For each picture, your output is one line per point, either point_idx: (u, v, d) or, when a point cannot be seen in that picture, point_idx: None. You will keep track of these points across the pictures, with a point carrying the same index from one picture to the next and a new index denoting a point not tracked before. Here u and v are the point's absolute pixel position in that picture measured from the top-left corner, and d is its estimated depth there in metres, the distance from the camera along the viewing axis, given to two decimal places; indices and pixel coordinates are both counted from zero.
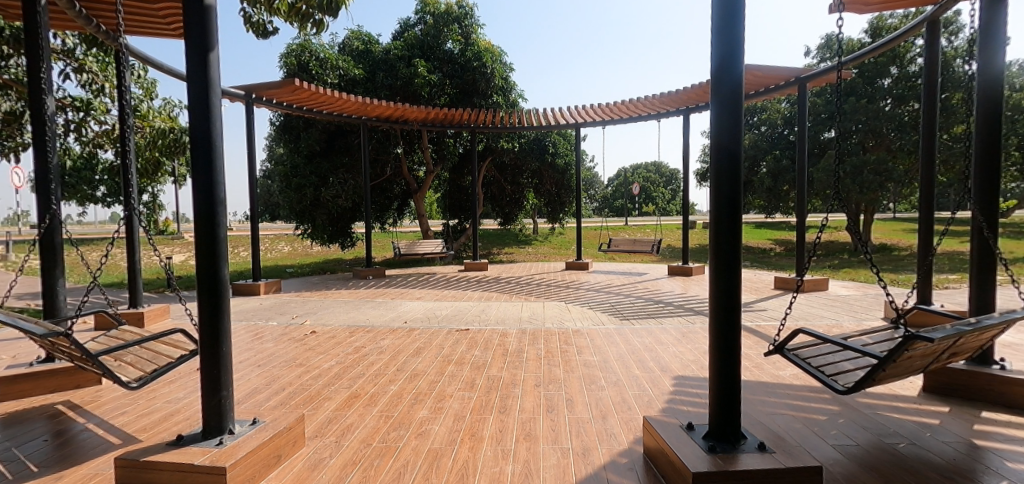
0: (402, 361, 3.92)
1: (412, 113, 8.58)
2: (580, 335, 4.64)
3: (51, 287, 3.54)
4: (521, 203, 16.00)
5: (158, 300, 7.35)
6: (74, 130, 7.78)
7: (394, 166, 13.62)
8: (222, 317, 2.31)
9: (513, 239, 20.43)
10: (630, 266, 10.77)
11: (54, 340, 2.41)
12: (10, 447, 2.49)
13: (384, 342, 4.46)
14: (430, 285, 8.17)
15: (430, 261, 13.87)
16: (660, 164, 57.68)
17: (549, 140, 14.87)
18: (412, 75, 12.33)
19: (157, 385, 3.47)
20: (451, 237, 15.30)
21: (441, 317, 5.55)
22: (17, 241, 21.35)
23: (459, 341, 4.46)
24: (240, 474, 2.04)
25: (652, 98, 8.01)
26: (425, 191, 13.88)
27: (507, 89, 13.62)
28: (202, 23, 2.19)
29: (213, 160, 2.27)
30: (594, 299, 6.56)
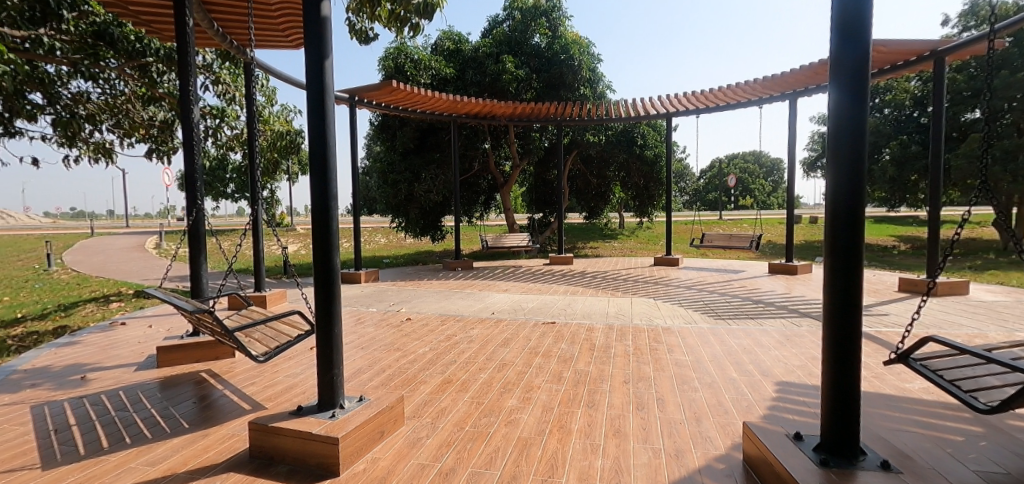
0: (492, 350, 4.01)
1: (500, 108, 8.70)
2: (670, 333, 4.46)
3: (197, 272, 3.94)
4: (606, 196, 15.73)
5: (279, 285, 8.24)
6: (212, 135, 8.80)
7: (482, 161, 13.93)
8: (333, 301, 2.67)
9: (599, 233, 20.16)
10: (725, 262, 10.13)
11: (200, 316, 2.83)
12: (166, 407, 2.96)
13: (474, 332, 4.59)
14: (516, 277, 8.33)
15: (516, 254, 14.15)
16: (758, 154, 53.25)
17: (638, 131, 14.31)
18: (501, 71, 12.44)
19: (278, 361, 3.85)
20: (536, 231, 15.32)
21: (527, 309, 5.61)
22: (170, 230, 25.17)
23: (546, 334, 4.49)
24: (349, 445, 2.35)
25: (753, 83, 7.41)
26: (511, 185, 14.11)
27: (595, 81, 13.45)
28: (319, 42, 2.58)
29: (327, 159, 2.61)
30: (684, 296, 6.28)
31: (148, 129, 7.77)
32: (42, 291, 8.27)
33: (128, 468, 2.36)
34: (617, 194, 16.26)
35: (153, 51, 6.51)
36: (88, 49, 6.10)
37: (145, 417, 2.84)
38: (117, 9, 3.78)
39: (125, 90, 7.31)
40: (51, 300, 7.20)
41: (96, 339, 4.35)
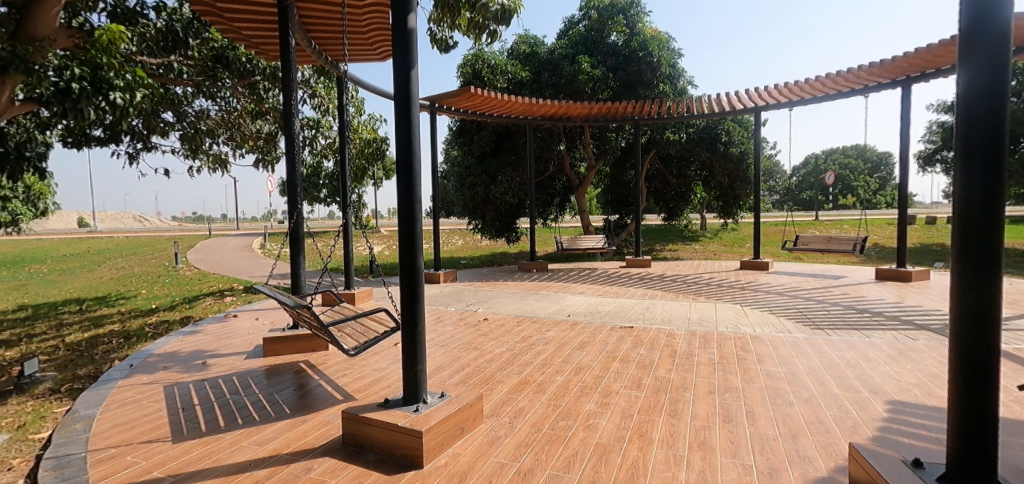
0: (568, 353, 3.99)
1: (575, 109, 8.62)
2: (759, 342, 4.17)
3: (296, 271, 4.25)
4: (687, 196, 15.05)
5: (368, 284, 8.81)
6: (309, 144, 9.51)
7: (557, 163, 13.91)
8: (417, 301, 2.79)
9: (678, 236, 19.40)
10: (823, 267, 9.30)
11: (300, 311, 3.07)
12: (272, 392, 3.26)
13: (550, 334, 4.60)
14: (592, 280, 8.22)
15: (592, 257, 14.00)
16: (862, 148, 48.20)
17: (722, 128, 13.48)
18: (577, 71, 12.34)
19: (367, 355, 4.09)
20: (612, 232, 15.05)
21: (603, 312, 5.52)
22: (274, 232, 27.89)
23: (624, 338, 4.38)
24: (431, 439, 2.44)
25: (857, 71, 6.77)
26: (587, 186, 13.96)
27: (675, 77, 12.93)
28: (405, 54, 2.72)
29: (412, 165, 2.74)
30: (776, 303, 5.84)
31: (256, 140, 8.50)
32: (173, 285, 9.51)
33: (241, 447, 2.63)
34: (699, 194, 15.52)
35: (260, 70, 7.10)
36: (209, 71, 6.79)
37: (253, 401, 3.15)
38: (232, 34, 4.16)
39: (238, 107, 7.93)
40: (180, 293, 8.25)
41: (215, 329, 4.89)
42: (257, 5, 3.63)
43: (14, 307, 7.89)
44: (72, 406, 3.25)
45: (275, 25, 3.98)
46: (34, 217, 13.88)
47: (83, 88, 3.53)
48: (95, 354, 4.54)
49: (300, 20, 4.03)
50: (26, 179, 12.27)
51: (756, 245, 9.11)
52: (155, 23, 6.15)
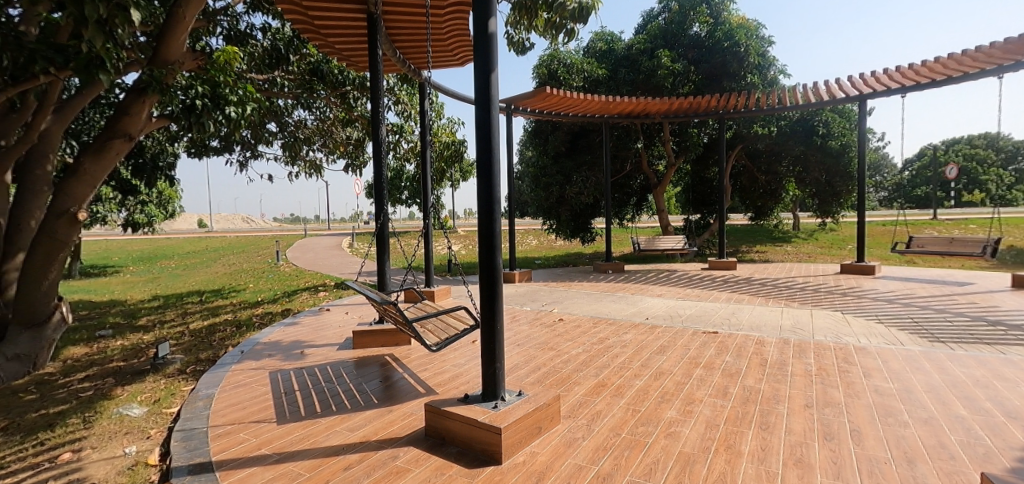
0: (647, 357, 3.88)
1: (653, 105, 8.32)
2: (864, 354, 3.79)
3: (382, 269, 4.50)
4: (778, 194, 13.97)
5: (447, 282, 9.17)
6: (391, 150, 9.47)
7: (634, 161, 13.49)
8: (496, 300, 2.84)
9: (767, 236, 18.14)
10: (944, 272, 8.22)
11: (386, 307, 3.26)
12: (361, 382, 3.49)
13: (628, 336, 4.50)
14: (670, 282, 7.92)
15: (670, 257, 13.50)
16: (992, 137, 41.95)
17: (819, 119, 12.42)
18: (656, 66, 11.91)
19: (446, 351, 4.25)
20: (693, 233, 14.37)
21: (682, 316, 5.30)
22: (362, 232, 29.84)
23: (707, 343, 4.19)
24: (510, 436, 2.47)
25: (990, 49, 5.91)
26: (666, 185, 13.47)
27: (765, 66, 12.09)
28: (487, 56, 2.78)
29: (492, 166, 2.79)
30: (884, 312, 5.26)
31: (346, 146, 8.88)
32: (275, 280, 10.49)
33: (335, 431, 2.84)
34: (793, 192, 14.52)
35: (351, 81, 7.45)
36: (306, 85, 7.27)
37: (345, 389, 3.39)
38: (326, 48, 4.49)
39: (331, 116, 8.35)
40: (281, 288, 9.08)
41: (310, 321, 5.32)
42: (348, 20, 3.86)
43: (152, 296, 9.12)
44: (195, 386, 3.69)
45: (364, 38, 4.23)
46: (166, 218, 15.96)
47: (204, 104, 3.95)
48: (213, 340, 5.11)
49: (387, 32, 4.25)
50: (160, 186, 14.15)
51: (860, 248, 8.27)
52: (262, 42, 6.84)
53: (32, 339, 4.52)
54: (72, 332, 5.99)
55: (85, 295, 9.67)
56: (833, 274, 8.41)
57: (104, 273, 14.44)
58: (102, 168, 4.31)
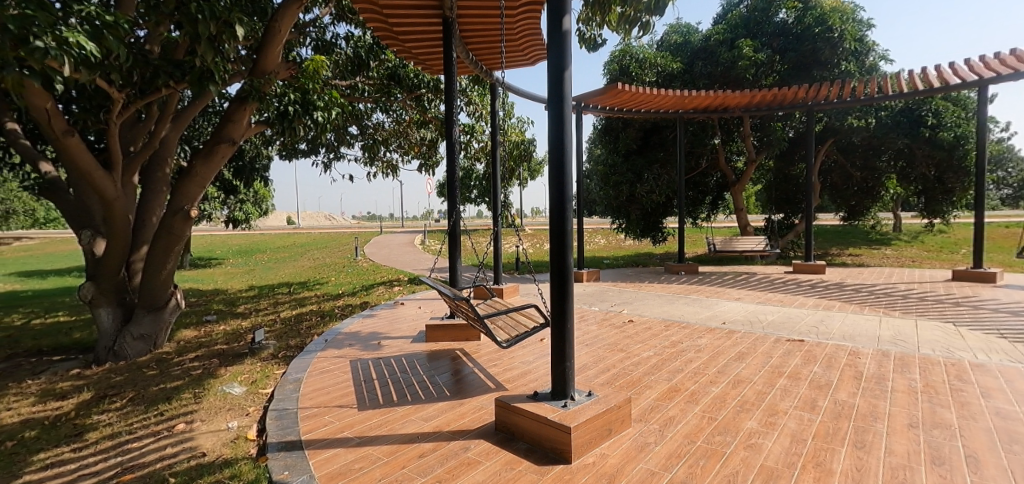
0: (723, 363, 3.71)
1: (733, 99, 7.85)
2: (980, 372, 3.37)
3: (453, 266, 4.64)
4: (875, 192, 12.78)
5: (516, 280, 9.28)
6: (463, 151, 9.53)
7: (710, 158, 12.92)
8: (567, 299, 2.82)
9: (862, 239, 16.63)
10: None
11: (459, 303, 3.35)
12: (433, 375, 3.63)
13: (702, 341, 4.32)
14: (749, 286, 7.49)
15: (750, 259, 12.72)
16: None
17: (928, 108, 11.24)
18: (736, 57, 11.31)
19: (515, 348, 4.30)
20: (775, 233, 13.47)
21: (762, 322, 5.00)
22: (432, 230, 30.94)
23: (792, 352, 3.92)
24: (580, 436, 2.46)
25: None
26: (745, 183, 12.73)
27: (862, 53, 11.08)
28: (560, 54, 2.77)
29: (564, 165, 2.78)
30: (1006, 326, 4.64)
31: (420, 147, 9.20)
32: (354, 274, 11.16)
33: (410, 420, 2.97)
34: (894, 189, 13.19)
35: (425, 83, 7.74)
36: (385, 89, 7.64)
37: (419, 381, 3.54)
38: (405, 54, 4.69)
39: (408, 118, 8.65)
40: (359, 281, 9.64)
41: (387, 314, 5.61)
42: (424, 24, 4.01)
43: (249, 286, 10.06)
44: (286, 370, 4.01)
45: (439, 41, 4.37)
46: (260, 215, 17.50)
47: (295, 109, 4.27)
48: (301, 328, 5.54)
49: (461, 35, 4.36)
50: (256, 186, 15.55)
51: (978, 252, 7.35)
52: (346, 50, 7.23)
53: (155, 320, 5.04)
54: (185, 316, 6.75)
55: (195, 283, 10.85)
56: (943, 281, 7.52)
57: (210, 264, 16.16)
58: (211, 170, 4.75)
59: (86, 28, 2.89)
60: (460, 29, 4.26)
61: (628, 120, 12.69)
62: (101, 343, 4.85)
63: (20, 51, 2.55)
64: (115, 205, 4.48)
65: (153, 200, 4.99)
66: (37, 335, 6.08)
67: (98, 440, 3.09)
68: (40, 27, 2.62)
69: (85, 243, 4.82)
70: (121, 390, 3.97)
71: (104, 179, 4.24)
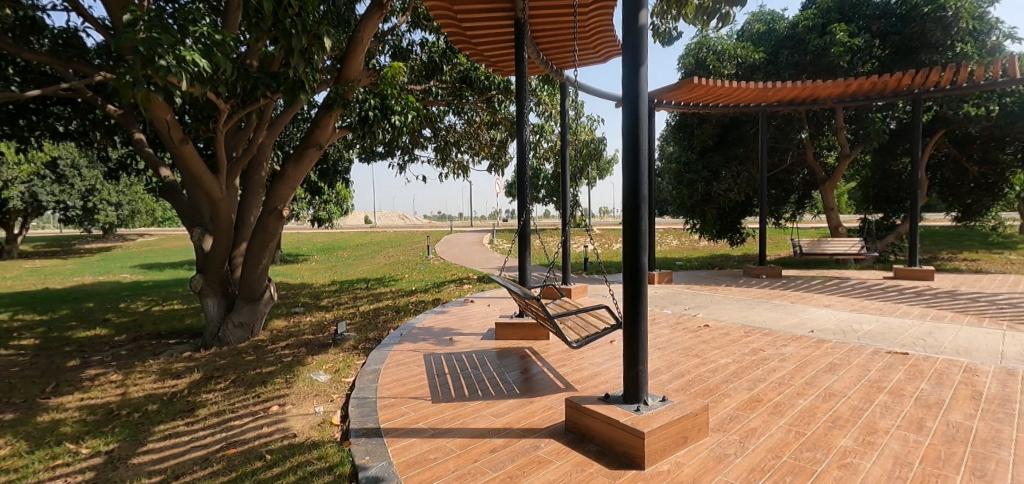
0: (811, 374, 3.46)
1: (823, 90, 7.25)
2: None
3: (523, 265, 4.69)
4: (998, 190, 11.49)
5: (587, 280, 9.21)
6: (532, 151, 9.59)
7: (797, 153, 12.05)
8: (640, 301, 2.76)
9: (980, 242, 14.73)
10: None
11: (529, 302, 3.39)
12: (503, 372, 3.69)
13: (786, 350, 4.05)
14: (842, 292, 6.90)
15: (842, 263, 11.66)
16: None
17: None
18: (829, 44, 10.46)
19: (584, 349, 4.28)
20: (872, 235, 12.32)
21: (857, 332, 4.59)
22: (500, 230, 31.44)
23: (893, 366, 3.57)
24: (654, 442, 2.39)
25: None
26: (838, 180, 11.75)
27: (982, 31, 9.81)
28: (636, 49, 2.70)
29: (638, 163, 2.70)
30: None
31: (490, 148, 9.41)
32: (427, 272, 11.59)
33: (482, 415, 3.05)
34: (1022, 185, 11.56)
35: (496, 85, 7.79)
36: (457, 92, 7.83)
37: (489, 377, 3.62)
38: (477, 56, 4.80)
39: (479, 119, 8.88)
40: (432, 279, 10.00)
41: (458, 311, 5.78)
42: (497, 27, 4.07)
43: (333, 281, 10.76)
44: (366, 361, 4.27)
45: (511, 43, 4.43)
46: (342, 214, 18.70)
47: (375, 115, 4.49)
48: (379, 322, 5.86)
49: (533, 35, 4.38)
50: (338, 187, 16.63)
51: None
52: (420, 56, 7.51)
53: (252, 310, 5.53)
54: (277, 308, 7.38)
55: (286, 277, 11.81)
56: None
57: (298, 260, 17.53)
58: (300, 172, 5.13)
59: (199, 46, 3.22)
60: (532, 30, 4.28)
61: (704, 115, 12.19)
62: (208, 329, 5.40)
63: (148, 70, 2.89)
64: (220, 205, 4.95)
65: (252, 201, 5.47)
66: (157, 320, 6.91)
67: (207, 416, 3.46)
68: (163, 48, 2.95)
69: (195, 240, 5.39)
70: (225, 372, 4.42)
71: (212, 181, 4.71)
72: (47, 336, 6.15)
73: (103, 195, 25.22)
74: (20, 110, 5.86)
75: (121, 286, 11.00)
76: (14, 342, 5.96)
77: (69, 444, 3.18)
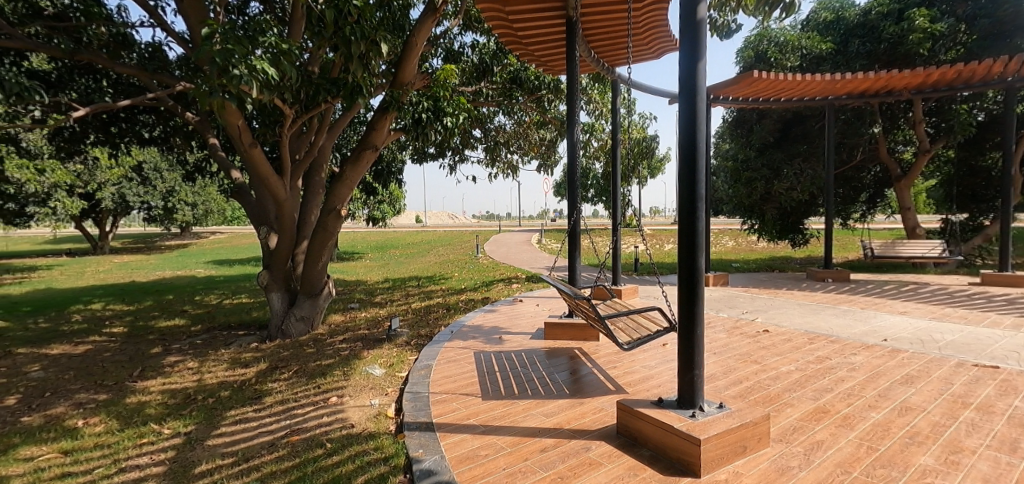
0: (884, 386, 3.23)
1: (898, 81, 6.73)
2: None
3: (573, 265, 4.67)
4: None
5: (638, 282, 9.05)
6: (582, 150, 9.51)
7: (868, 148, 11.16)
8: (696, 303, 2.67)
9: None
10: None
11: (579, 302, 3.37)
12: (552, 372, 3.69)
13: (855, 359, 3.81)
14: (920, 298, 6.40)
15: (920, 267, 10.78)
16: None
17: None
18: (906, 30, 9.70)
19: (636, 351, 4.21)
20: (955, 237, 11.32)
21: (937, 342, 4.24)
22: (548, 230, 31.39)
23: (980, 381, 3.27)
24: (711, 450, 2.30)
25: None
26: (915, 177, 10.89)
27: None
28: (694, 43, 2.62)
29: (695, 161, 2.61)
30: None
31: (539, 148, 9.43)
32: (477, 271, 11.76)
33: (532, 414, 3.06)
34: None
35: (546, 85, 7.80)
36: (507, 92, 7.88)
37: (539, 377, 3.63)
38: (528, 56, 4.82)
39: (528, 119, 8.92)
40: (482, 278, 10.14)
41: (507, 310, 5.84)
42: (549, 26, 4.06)
43: (386, 279, 11.13)
44: (418, 357, 4.39)
45: (563, 42, 4.40)
46: (394, 214, 19.32)
47: (428, 117, 4.59)
48: (430, 319, 6.03)
49: (585, 33, 4.33)
50: (392, 188, 17.20)
51: None
52: (471, 57, 7.61)
53: (312, 305, 5.82)
54: (335, 303, 7.73)
55: (343, 274, 12.35)
56: None
57: (353, 258, 18.28)
58: (357, 173, 5.34)
59: (268, 55, 3.42)
60: (584, 28, 4.24)
61: (765, 110, 11.67)
62: (273, 322, 5.74)
63: (223, 79, 3.10)
64: (284, 206, 5.24)
65: (312, 201, 5.75)
66: (227, 312, 7.43)
67: (272, 404, 3.69)
68: (236, 57, 3.14)
69: (262, 238, 5.73)
70: (289, 363, 4.68)
71: (277, 182, 4.99)
72: (134, 325, 6.76)
73: (180, 195, 27.20)
74: (112, 118, 6.45)
75: (196, 280, 11.89)
76: (107, 329, 6.60)
77: (154, 424, 3.48)
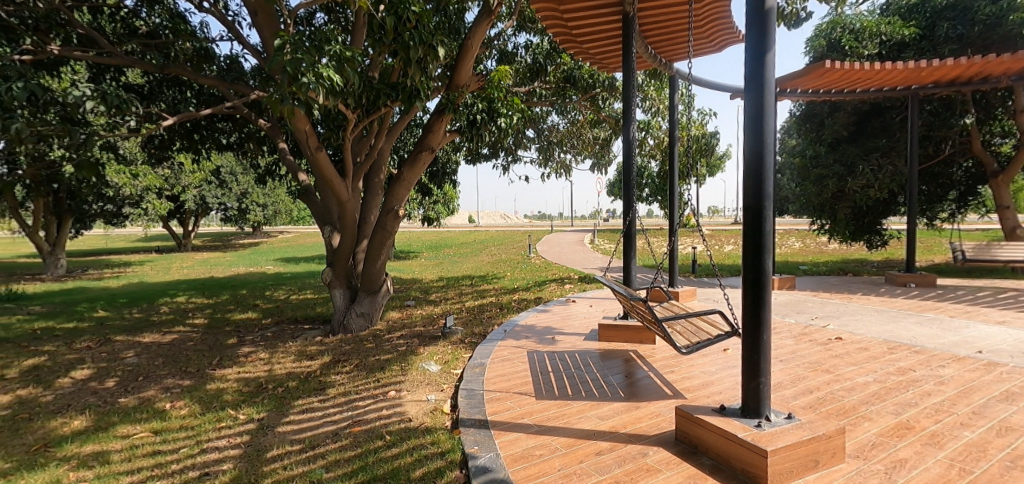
0: (978, 403, 2.95)
1: (995, 66, 6.08)
2: None
3: (628, 266, 4.59)
4: None
5: (698, 284, 8.79)
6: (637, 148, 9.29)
7: (959, 141, 10.13)
8: (763, 308, 2.54)
9: None
10: None
11: (635, 304, 3.30)
12: (607, 375, 3.65)
13: (943, 372, 3.50)
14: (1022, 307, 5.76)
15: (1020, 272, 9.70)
16: None
17: None
18: (1008, 10, 8.78)
19: (695, 356, 4.08)
20: None
21: None
22: (601, 230, 31.02)
23: None
24: (779, 461, 2.18)
25: None
26: (1016, 173, 9.83)
27: None
28: (762, 34, 2.49)
29: (761, 158, 2.48)
30: None
31: (593, 147, 9.33)
32: (530, 271, 11.80)
33: (587, 416, 3.04)
34: None
35: (601, 83, 7.69)
36: (561, 91, 7.85)
37: (593, 378, 3.60)
38: (582, 55, 4.79)
39: (581, 118, 8.82)
40: (535, 278, 10.17)
41: (561, 310, 5.83)
42: (605, 23, 4.00)
43: (442, 277, 11.41)
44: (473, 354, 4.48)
45: (620, 39, 4.32)
46: (448, 214, 19.77)
47: (482, 117, 4.65)
48: (484, 317, 6.14)
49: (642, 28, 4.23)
50: (446, 188, 17.58)
51: None
52: (525, 58, 7.62)
53: (372, 302, 6.07)
54: (393, 300, 8.03)
55: (400, 273, 12.80)
56: None
57: (410, 256, 18.88)
58: (414, 174, 5.51)
59: (333, 63, 3.60)
60: (641, 23, 4.15)
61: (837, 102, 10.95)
62: (335, 317, 6.03)
63: (293, 87, 3.29)
64: (346, 206, 5.49)
65: (372, 201, 5.99)
66: (294, 307, 7.90)
67: (336, 395, 3.89)
68: (305, 66, 3.31)
69: (326, 237, 6.05)
70: (350, 357, 4.91)
71: (340, 184, 5.23)
72: (212, 317, 7.34)
73: (253, 197, 29.10)
74: (195, 126, 7.00)
75: (266, 276, 12.74)
76: (190, 320, 7.21)
77: (230, 409, 3.76)
